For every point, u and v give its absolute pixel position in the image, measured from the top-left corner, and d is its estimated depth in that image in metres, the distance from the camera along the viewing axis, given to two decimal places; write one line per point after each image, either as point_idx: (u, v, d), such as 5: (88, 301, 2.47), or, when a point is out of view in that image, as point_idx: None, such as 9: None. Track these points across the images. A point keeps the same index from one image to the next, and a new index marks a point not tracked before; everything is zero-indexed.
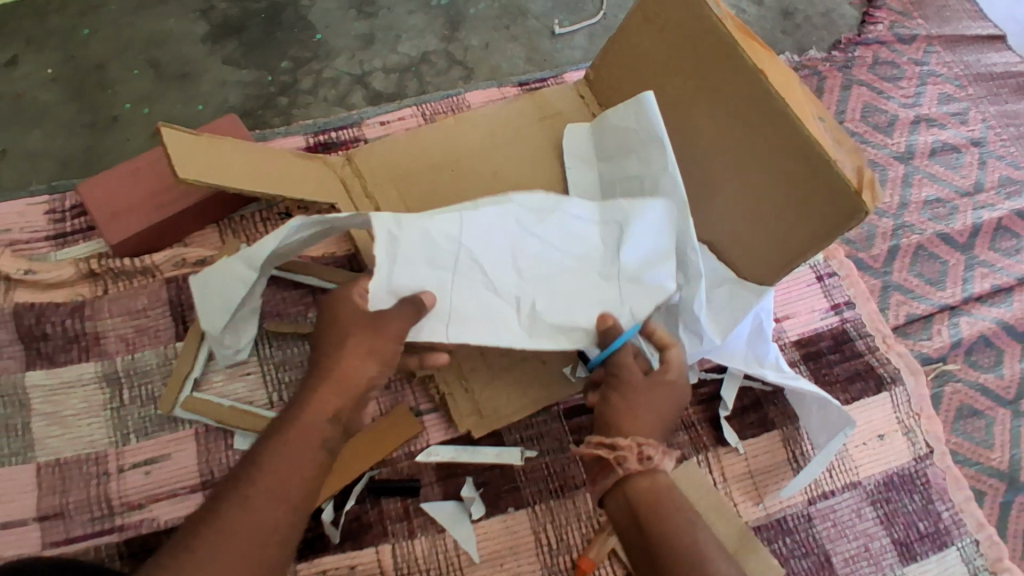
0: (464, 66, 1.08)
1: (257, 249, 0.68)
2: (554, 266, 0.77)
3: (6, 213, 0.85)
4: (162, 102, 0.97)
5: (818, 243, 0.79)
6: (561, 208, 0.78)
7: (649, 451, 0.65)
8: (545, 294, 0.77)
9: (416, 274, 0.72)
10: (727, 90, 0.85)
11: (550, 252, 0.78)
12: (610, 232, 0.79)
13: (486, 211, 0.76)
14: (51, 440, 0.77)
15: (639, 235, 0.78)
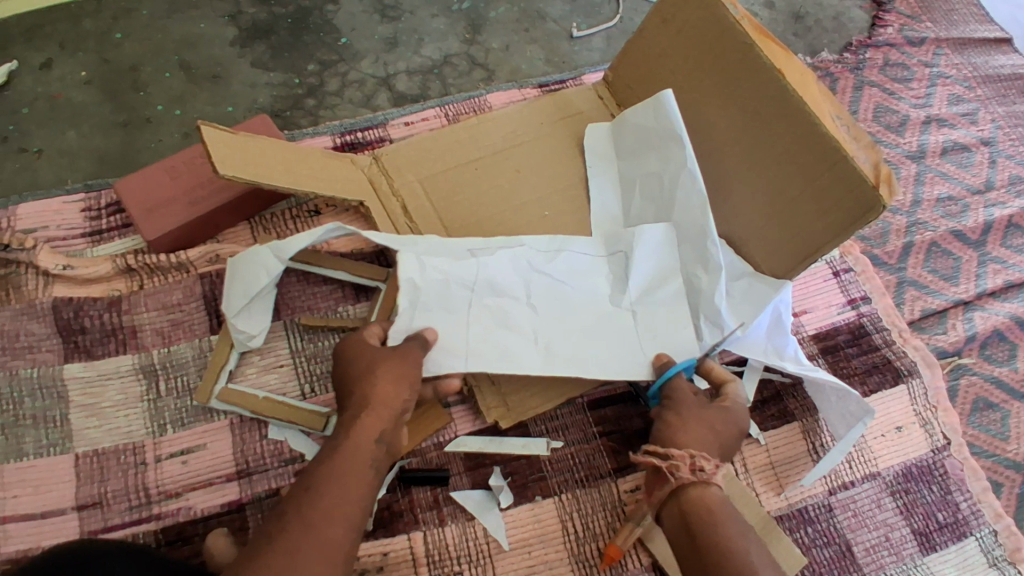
0: (485, 67, 1.11)
1: (286, 245, 0.76)
2: (565, 303, 0.85)
3: (44, 210, 0.87)
4: (194, 102, 1.01)
5: (835, 237, 0.81)
6: (565, 249, 0.87)
7: (701, 463, 0.68)
8: (560, 332, 0.83)
9: (437, 314, 0.80)
10: (743, 90, 0.87)
11: (560, 290, 0.86)
12: (615, 261, 0.88)
13: (524, 248, 0.86)
14: (89, 430, 0.78)
15: (644, 259, 0.87)
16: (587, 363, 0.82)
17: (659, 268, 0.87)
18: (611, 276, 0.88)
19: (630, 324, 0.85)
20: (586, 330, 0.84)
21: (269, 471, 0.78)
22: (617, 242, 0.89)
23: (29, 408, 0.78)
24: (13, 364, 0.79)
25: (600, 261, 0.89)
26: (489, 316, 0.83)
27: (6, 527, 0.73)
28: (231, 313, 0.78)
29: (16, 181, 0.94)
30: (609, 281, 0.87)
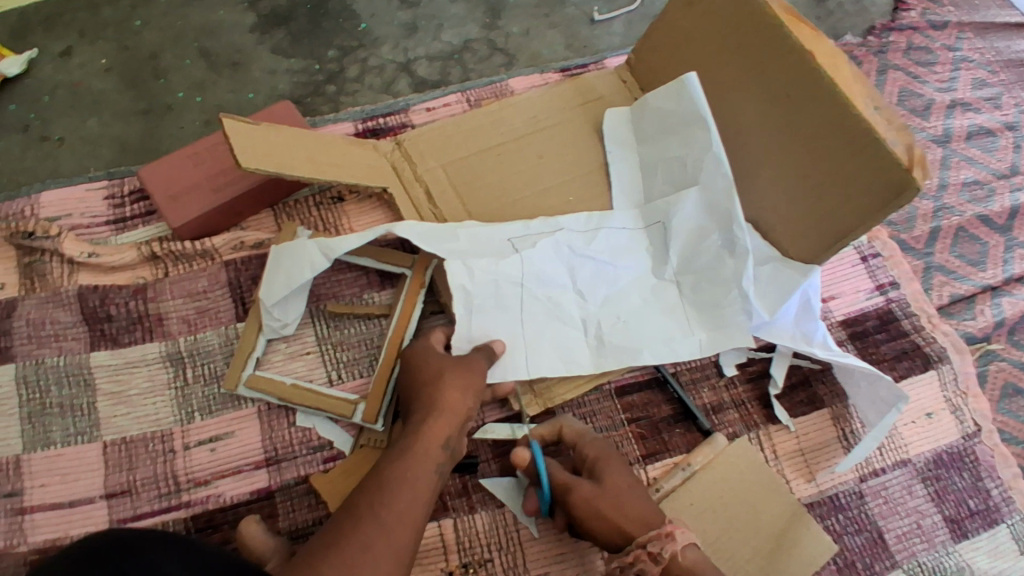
0: (506, 52, 1.10)
1: (336, 243, 0.77)
2: (611, 281, 0.87)
3: (67, 198, 0.87)
4: (215, 90, 1.01)
5: (864, 222, 0.79)
6: (601, 227, 0.89)
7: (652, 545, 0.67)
8: (611, 316, 0.86)
9: (490, 318, 0.82)
10: (771, 71, 0.85)
11: (604, 269, 0.88)
12: (654, 233, 0.90)
13: (565, 230, 0.88)
14: (116, 418, 0.77)
15: (682, 228, 0.89)
16: (644, 347, 0.85)
17: (695, 237, 0.88)
18: (650, 248, 0.90)
19: (677, 299, 0.88)
20: (637, 310, 0.87)
21: (297, 458, 0.78)
22: (653, 214, 0.91)
23: (56, 396, 0.77)
24: (40, 352, 0.79)
25: (638, 233, 0.90)
26: (542, 311, 0.85)
27: (33, 517, 0.73)
28: (269, 301, 0.79)
29: (38, 170, 0.94)
30: (647, 253, 0.89)
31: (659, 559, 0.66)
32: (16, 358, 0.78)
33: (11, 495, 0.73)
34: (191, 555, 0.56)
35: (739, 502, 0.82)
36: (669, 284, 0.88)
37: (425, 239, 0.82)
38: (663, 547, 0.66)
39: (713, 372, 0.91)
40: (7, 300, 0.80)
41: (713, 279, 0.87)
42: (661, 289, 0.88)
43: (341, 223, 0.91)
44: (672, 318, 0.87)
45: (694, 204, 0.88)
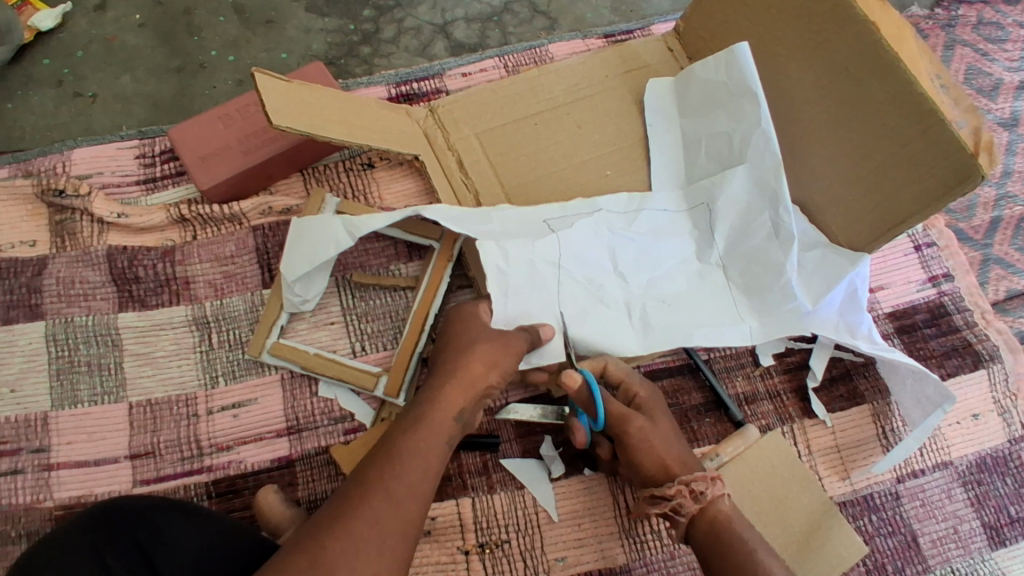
0: (548, 15, 1.06)
1: (362, 221, 0.73)
2: (652, 264, 0.85)
3: (98, 156, 0.86)
4: (248, 48, 0.99)
5: (923, 210, 0.74)
6: (638, 209, 0.86)
7: (699, 486, 0.67)
8: (655, 300, 0.83)
9: (527, 298, 0.78)
10: (832, 44, 0.79)
11: (646, 251, 0.85)
12: (698, 216, 0.86)
13: (603, 211, 0.85)
14: (142, 379, 0.78)
15: (728, 208, 0.84)
16: (693, 330, 0.82)
17: (743, 218, 0.84)
18: (695, 232, 0.86)
19: (723, 282, 0.85)
20: (681, 294, 0.84)
21: (318, 428, 0.78)
22: (697, 196, 0.87)
23: (84, 354, 0.78)
24: (69, 311, 0.79)
25: (680, 216, 0.87)
26: (583, 292, 0.82)
27: (59, 473, 0.74)
28: (291, 277, 0.76)
29: (72, 127, 0.94)
30: (692, 237, 0.86)
31: (700, 498, 0.67)
32: (45, 316, 0.78)
33: (39, 451, 0.74)
34: (200, 519, 0.57)
35: (767, 492, 0.79)
36: (715, 269, 0.85)
37: (460, 220, 0.78)
38: (708, 488, 0.67)
39: (749, 361, 0.88)
40: (37, 258, 0.80)
41: (765, 260, 0.83)
42: (706, 273, 0.85)
43: (371, 190, 0.89)
44: (721, 302, 0.84)
45: (744, 182, 0.84)
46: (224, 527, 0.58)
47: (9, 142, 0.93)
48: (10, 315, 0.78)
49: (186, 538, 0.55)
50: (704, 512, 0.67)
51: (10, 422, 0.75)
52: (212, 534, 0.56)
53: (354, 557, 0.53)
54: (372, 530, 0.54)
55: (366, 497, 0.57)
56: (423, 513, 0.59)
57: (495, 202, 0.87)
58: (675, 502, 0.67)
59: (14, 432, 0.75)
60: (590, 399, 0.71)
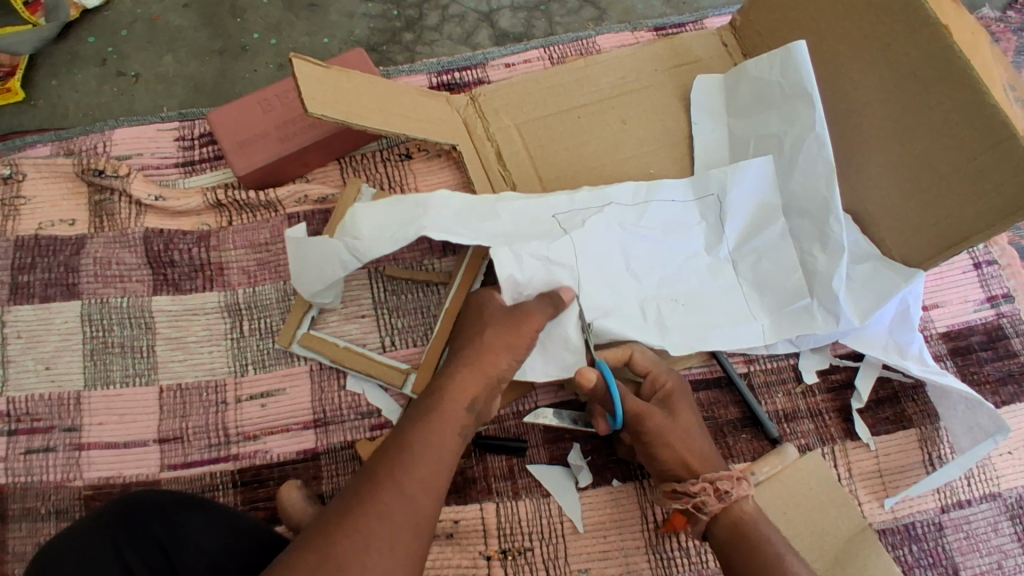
0: (597, 6, 1.03)
1: (369, 248, 0.70)
2: (665, 262, 0.80)
3: (139, 137, 0.86)
4: (291, 32, 0.98)
5: (987, 228, 0.70)
6: (648, 201, 0.80)
7: (724, 486, 0.67)
8: (669, 300, 0.80)
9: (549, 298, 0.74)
10: (898, 48, 0.74)
11: (659, 248, 0.80)
12: (708, 207, 0.81)
13: (612, 205, 0.78)
14: (172, 363, 0.78)
15: (740, 201, 0.81)
16: (710, 331, 0.80)
17: (757, 212, 0.82)
18: (705, 224, 0.82)
19: (734, 278, 0.82)
20: (693, 294, 0.81)
21: (345, 423, 0.77)
22: (708, 185, 0.81)
23: (118, 336, 0.78)
24: (105, 292, 0.79)
25: (690, 206, 0.81)
26: (602, 291, 0.77)
27: (90, 453, 0.74)
28: (305, 293, 0.75)
29: (114, 106, 0.94)
30: (702, 230, 0.82)
31: (724, 498, 0.66)
32: (82, 296, 0.79)
33: (71, 430, 0.75)
34: (215, 515, 0.59)
35: (803, 509, 0.76)
36: (727, 264, 0.82)
37: (467, 222, 0.74)
38: (733, 488, 0.67)
39: (791, 377, 0.84)
40: (75, 237, 0.81)
41: (778, 260, 0.81)
42: (718, 269, 0.82)
43: (408, 182, 0.87)
44: (733, 302, 0.81)
45: (761, 175, 0.81)
46: (236, 522, 0.59)
47: (53, 119, 0.93)
48: (48, 293, 0.79)
49: (200, 533, 0.57)
50: (728, 512, 0.67)
51: (44, 399, 0.76)
52: (223, 528, 0.58)
53: (366, 555, 0.51)
54: (382, 525, 0.53)
55: (376, 491, 0.55)
56: (437, 509, 0.57)
57: (532, 197, 0.85)
58: (698, 499, 0.67)
59: (47, 410, 0.75)
60: (606, 393, 0.68)
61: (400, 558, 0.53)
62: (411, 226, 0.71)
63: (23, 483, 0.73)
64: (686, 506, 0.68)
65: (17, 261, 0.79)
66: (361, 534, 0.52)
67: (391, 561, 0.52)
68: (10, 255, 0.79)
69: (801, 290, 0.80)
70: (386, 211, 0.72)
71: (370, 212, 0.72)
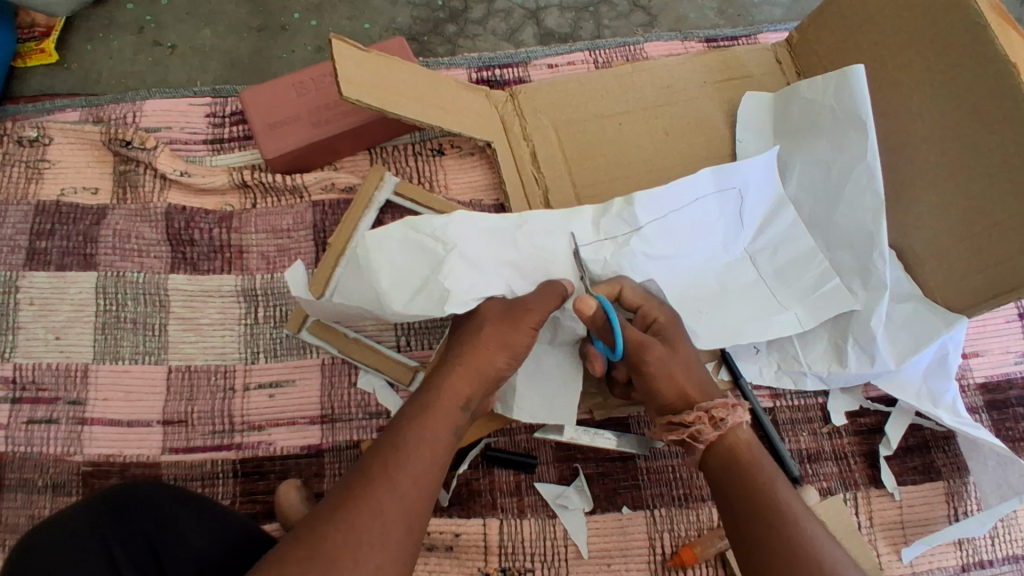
0: (647, 11, 1.00)
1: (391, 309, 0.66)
2: (682, 266, 0.75)
3: (169, 110, 0.84)
4: (333, 14, 0.96)
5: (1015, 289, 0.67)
6: (674, 212, 0.73)
7: (719, 413, 0.59)
8: (693, 306, 0.74)
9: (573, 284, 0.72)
10: (966, 82, 0.70)
11: (673, 267, 0.75)
12: (729, 202, 0.74)
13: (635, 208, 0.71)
14: (183, 344, 0.76)
15: (756, 196, 0.76)
16: (744, 327, 0.75)
17: (776, 205, 0.77)
18: (725, 220, 0.75)
19: (755, 272, 0.77)
20: (715, 295, 0.76)
21: (352, 421, 0.75)
22: (732, 178, 0.74)
23: (131, 311, 0.77)
24: (122, 265, 0.78)
25: (712, 201, 0.74)
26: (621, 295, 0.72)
27: (92, 429, 0.73)
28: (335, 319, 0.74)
29: (148, 76, 0.93)
30: (723, 228, 0.75)
31: (720, 426, 0.58)
32: (98, 267, 0.77)
33: (75, 403, 0.74)
34: (207, 509, 0.58)
35: None
36: (744, 261, 0.77)
37: (487, 253, 0.69)
38: (729, 415, 0.58)
39: (818, 416, 0.81)
40: (97, 207, 0.79)
41: (795, 245, 0.77)
42: (735, 268, 0.77)
43: (438, 178, 0.85)
44: (760, 299, 0.76)
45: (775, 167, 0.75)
46: (225, 514, 0.59)
47: (85, 84, 0.92)
48: (65, 262, 0.77)
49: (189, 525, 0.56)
50: (722, 441, 0.59)
51: (52, 369, 0.74)
52: (213, 521, 0.57)
53: (356, 549, 0.48)
54: (374, 520, 0.50)
55: (368, 487, 0.52)
56: (429, 503, 0.54)
57: (564, 202, 0.82)
58: (693, 430, 0.59)
59: (54, 380, 0.74)
60: (605, 325, 0.63)
61: (392, 552, 0.49)
62: (435, 278, 0.66)
63: (23, 453, 0.72)
64: (682, 438, 0.60)
65: (36, 227, 0.78)
66: (351, 530, 0.49)
67: (381, 556, 0.49)
68: (30, 220, 0.78)
69: (825, 270, 0.77)
70: (402, 250, 0.67)
71: (390, 248, 0.66)
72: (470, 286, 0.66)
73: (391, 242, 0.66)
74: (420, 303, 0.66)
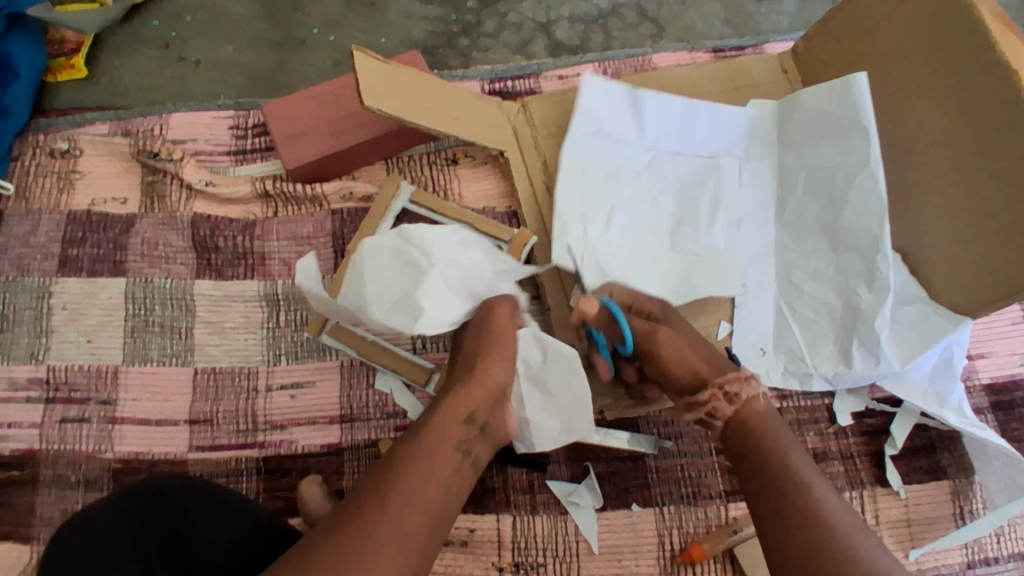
0: (655, 22, 1.02)
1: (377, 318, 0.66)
2: (640, 205, 0.83)
3: (194, 122, 0.88)
4: (350, 29, 0.99)
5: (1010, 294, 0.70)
6: (581, 176, 0.81)
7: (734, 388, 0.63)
8: (676, 204, 0.84)
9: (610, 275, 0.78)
10: (967, 90, 0.72)
11: (625, 230, 0.81)
12: (603, 141, 0.82)
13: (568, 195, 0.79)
14: (209, 347, 0.79)
15: (615, 124, 0.83)
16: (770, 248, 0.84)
17: (628, 116, 0.83)
18: (609, 151, 0.83)
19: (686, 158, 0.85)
20: (687, 204, 0.84)
21: (370, 421, 0.78)
22: (583, 124, 0.81)
23: (159, 315, 0.80)
24: (150, 271, 0.81)
25: (595, 147, 0.82)
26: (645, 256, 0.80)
27: (122, 427, 0.76)
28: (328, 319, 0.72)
29: (173, 90, 0.96)
30: (621, 152, 0.83)
31: (735, 400, 0.63)
32: (127, 274, 0.81)
33: (106, 403, 0.77)
34: (234, 505, 0.61)
35: None
36: (661, 162, 0.84)
37: (470, 275, 0.71)
38: (742, 389, 0.63)
39: (824, 417, 0.82)
40: (126, 216, 0.83)
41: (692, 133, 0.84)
42: (664, 169, 0.84)
43: (451, 187, 0.87)
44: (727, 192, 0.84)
45: (604, 88, 0.81)
46: (250, 510, 0.61)
47: (114, 97, 0.96)
48: (95, 268, 0.81)
49: (215, 522, 0.59)
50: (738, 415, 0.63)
51: (83, 370, 0.78)
52: (239, 519, 0.60)
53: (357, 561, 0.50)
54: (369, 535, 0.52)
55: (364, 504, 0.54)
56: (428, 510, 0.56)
57: None
58: (710, 407, 0.64)
59: (85, 382, 0.77)
60: (611, 321, 0.70)
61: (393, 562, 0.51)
62: (416, 291, 0.67)
63: (56, 451, 0.76)
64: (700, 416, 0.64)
65: (69, 234, 0.82)
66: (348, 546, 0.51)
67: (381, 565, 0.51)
68: (63, 228, 0.82)
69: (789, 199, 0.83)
70: (392, 258, 0.67)
71: (378, 257, 0.67)
72: (450, 300, 0.68)
73: (381, 250, 0.68)
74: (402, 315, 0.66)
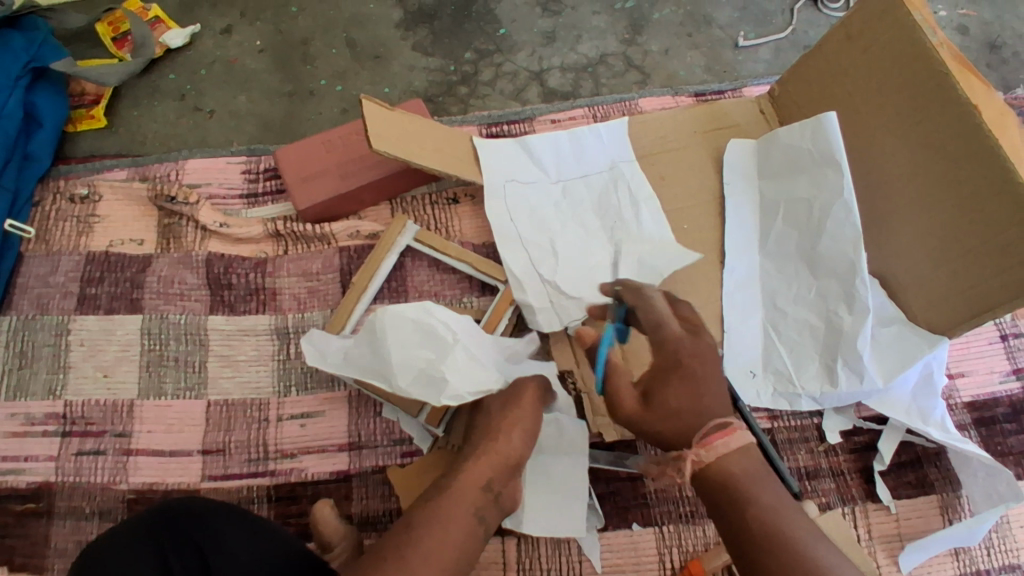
0: (641, 70, 1.09)
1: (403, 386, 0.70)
2: (592, 223, 0.88)
3: (209, 167, 0.93)
4: (355, 80, 1.06)
5: (1012, 300, 0.71)
6: (531, 210, 0.87)
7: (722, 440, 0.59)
8: (625, 211, 0.89)
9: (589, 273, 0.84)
10: (928, 121, 0.77)
11: (576, 245, 0.86)
12: (544, 182, 0.89)
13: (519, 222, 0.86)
14: (222, 379, 0.82)
15: (548, 168, 0.90)
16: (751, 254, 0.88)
17: (552, 159, 0.91)
18: (551, 189, 0.89)
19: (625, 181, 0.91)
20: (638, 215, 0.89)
21: (377, 448, 0.81)
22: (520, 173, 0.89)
23: (173, 350, 0.83)
24: (165, 308, 0.85)
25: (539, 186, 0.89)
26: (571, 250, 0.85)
27: (137, 459, 0.79)
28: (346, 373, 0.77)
29: (187, 138, 1.02)
30: (562, 185, 0.90)
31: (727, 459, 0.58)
32: (143, 310, 0.84)
33: (122, 435, 0.80)
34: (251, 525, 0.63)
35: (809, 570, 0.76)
36: (602, 189, 0.90)
37: (485, 352, 0.75)
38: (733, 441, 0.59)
39: (814, 435, 0.85)
40: (142, 256, 0.87)
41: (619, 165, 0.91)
42: (605, 192, 0.90)
43: (452, 224, 0.92)
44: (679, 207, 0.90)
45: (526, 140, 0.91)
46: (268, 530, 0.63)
47: (130, 146, 1.01)
48: (113, 306, 0.84)
49: (237, 544, 0.61)
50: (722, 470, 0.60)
51: (100, 405, 0.81)
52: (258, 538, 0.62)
53: None
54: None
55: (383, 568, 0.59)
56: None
57: None
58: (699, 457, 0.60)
59: (102, 415, 0.80)
60: None
61: None
62: (439, 365, 0.71)
63: (72, 483, 0.78)
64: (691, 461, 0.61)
65: (87, 274, 0.86)
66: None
67: None
68: (81, 268, 0.86)
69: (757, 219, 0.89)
70: (414, 330, 0.71)
71: (398, 328, 0.71)
72: (467, 377, 0.71)
73: (404, 320, 0.71)
74: (426, 388, 0.70)
